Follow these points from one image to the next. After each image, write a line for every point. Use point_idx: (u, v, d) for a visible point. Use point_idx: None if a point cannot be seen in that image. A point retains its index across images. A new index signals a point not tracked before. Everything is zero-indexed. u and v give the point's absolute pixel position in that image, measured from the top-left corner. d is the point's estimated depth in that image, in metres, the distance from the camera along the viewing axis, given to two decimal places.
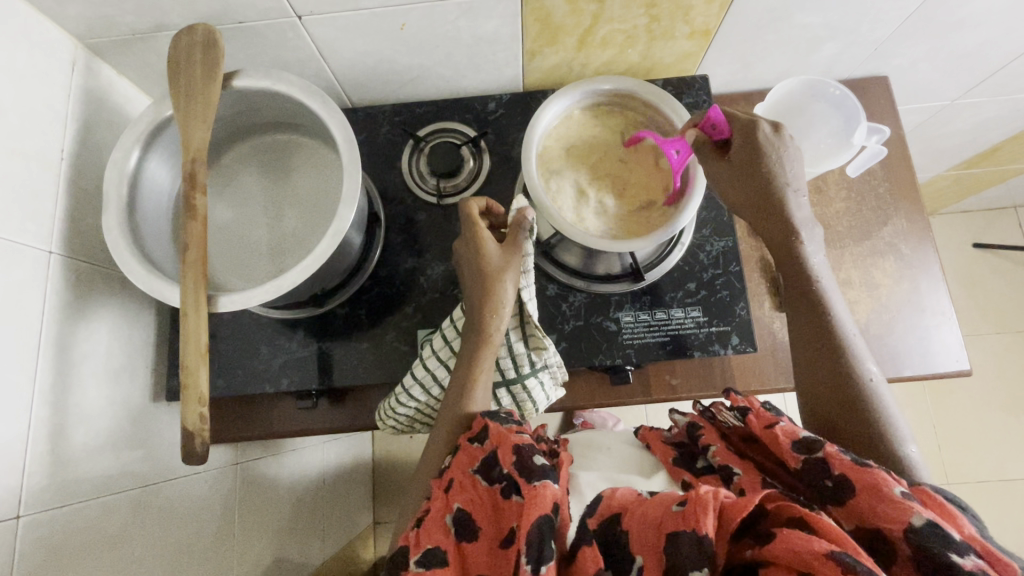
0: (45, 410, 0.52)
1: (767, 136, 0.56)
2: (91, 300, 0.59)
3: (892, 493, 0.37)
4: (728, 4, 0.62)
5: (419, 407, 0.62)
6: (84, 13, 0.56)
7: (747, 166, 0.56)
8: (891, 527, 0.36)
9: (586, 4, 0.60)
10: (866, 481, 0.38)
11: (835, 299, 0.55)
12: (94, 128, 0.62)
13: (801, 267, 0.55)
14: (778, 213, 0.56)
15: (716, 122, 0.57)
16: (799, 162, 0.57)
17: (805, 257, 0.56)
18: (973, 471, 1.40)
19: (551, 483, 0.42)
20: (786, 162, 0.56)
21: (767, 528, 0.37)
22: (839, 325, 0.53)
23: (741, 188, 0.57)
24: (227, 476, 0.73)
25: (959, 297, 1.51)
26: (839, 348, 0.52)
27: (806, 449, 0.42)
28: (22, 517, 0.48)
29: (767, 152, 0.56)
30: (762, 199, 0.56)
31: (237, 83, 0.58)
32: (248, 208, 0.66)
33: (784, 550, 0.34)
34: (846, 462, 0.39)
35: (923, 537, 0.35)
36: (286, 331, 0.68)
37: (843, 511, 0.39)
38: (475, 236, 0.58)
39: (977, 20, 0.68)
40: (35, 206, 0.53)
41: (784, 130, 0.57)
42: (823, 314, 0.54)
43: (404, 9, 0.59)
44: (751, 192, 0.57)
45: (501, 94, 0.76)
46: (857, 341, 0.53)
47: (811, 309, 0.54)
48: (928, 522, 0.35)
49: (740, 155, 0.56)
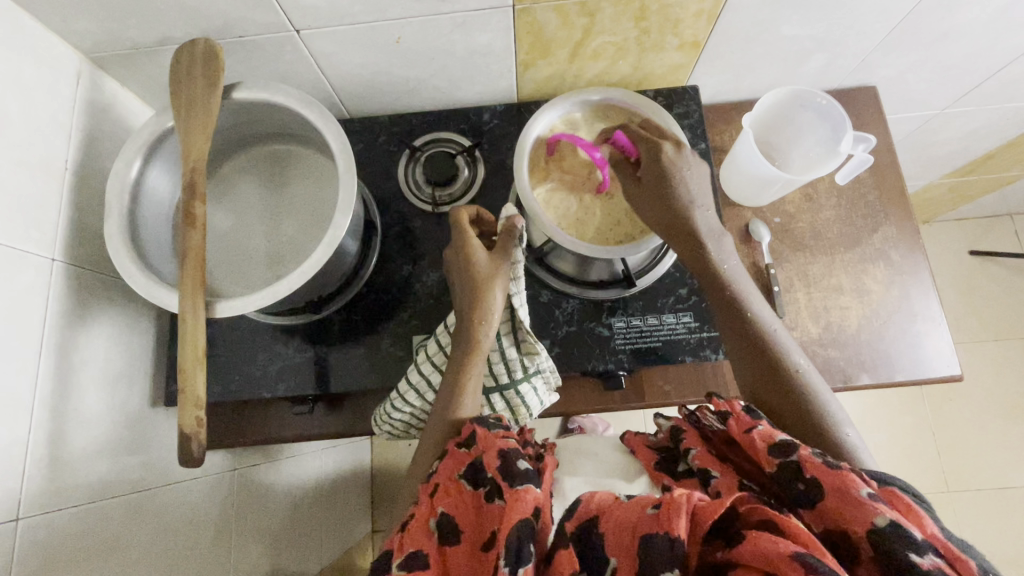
0: (45, 415, 0.53)
1: (669, 155, 0.58)
2: (93, 307, 0.60)
3: (859, 495, 0.38)
4: (716, 17, 0.64)
5: (413, 412, 0.63)
6: (89, 28, 0.58)
7: (653, 185, 0.58)
8: (857, 528, 0.37)
9: (577, 18, 0.62)
10: (834, 483, 0.39)
11: (758, 302, 0.57)
12: (98, 139, 0.63)
13: (718, 276, 0.57)
14: (685, 232, 0.58)
15: (623, 143, 0.62)
16: (703, 181, 0.59)
17: (720, 268, 0.58)
18: (974, 479, 1.40)
19: (534, 487, 0.43)
20: (690, 181, 0.58)
21: (739, 530, 0.38)
22: (764, 325, 0.55)
23: (653, 206, 0.59)
24: (224, 482, 0.74)
25: (956, 304, 1.52)
26: (769, 349, 0.54)
27: (782, 452, 0.43)
28: (21, 520, 0.49)
29: (673, 170, 0.57)
30: (670, 219, 0.58)
31: (236, 95, 0.60)
32: (247, 217, 0.68)
33: (752, 551, 0.35)
34: (817, 464, 0.41)
35: (885, 537, 0.36)
36: (283, 337, 0.69)
37: (813, 514, 0.40)
38: (464, 244, 0.60)
39: (961, 32, 0.69)
40: (39, 214, 0.55)
41: (685, 150, 0.59)
42: (748, 319, 0.55)
43: (400, 23, 0.60)
44: (660, 210, 0.58)
45: (496, 105, 0.77)
46: (782, 336, 0.55)
47: (738, 317, 0.56)
48: (890, 522, 0.36)
49: (648, 173, 0.59)
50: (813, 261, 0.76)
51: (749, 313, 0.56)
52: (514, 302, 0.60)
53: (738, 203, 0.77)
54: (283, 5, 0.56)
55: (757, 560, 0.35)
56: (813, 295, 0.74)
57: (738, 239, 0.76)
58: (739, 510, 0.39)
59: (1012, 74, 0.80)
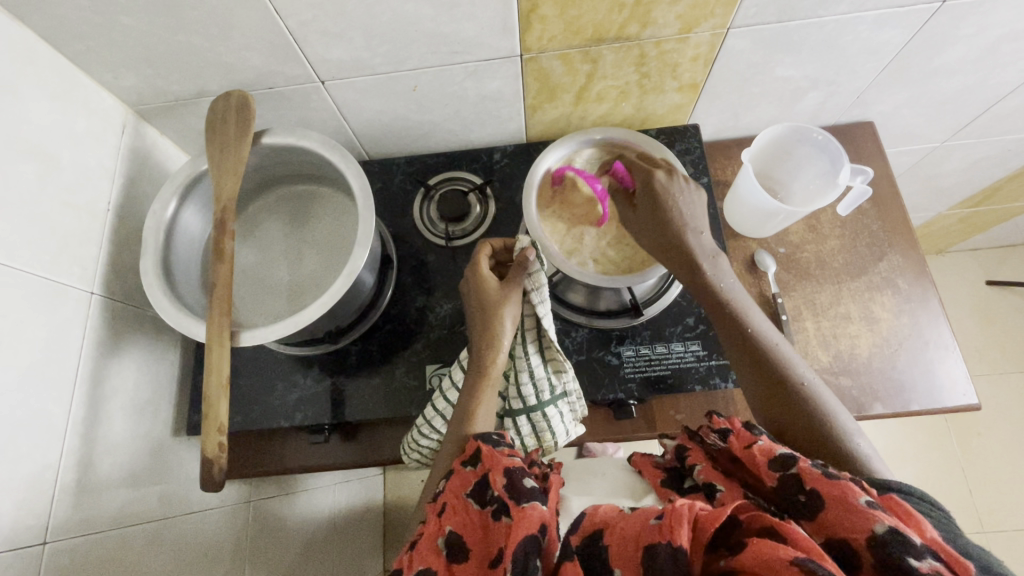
0: (77, 441, 0.56)
1: (660, 181, 0.60)
2: (125, 338, 0.63)
3: (858, 503, 0.38)
4: (712, 60, 0.67)
5: (441, 439, 0.64)
6: (136, 83, 0.64)
7: (649, 213, 0.61)
8: (856, 536, 0.37)
9: (580, 64, 0.66)
10: (834, 493, 0.40)
11: (754, 312, 0.58)
12: (137, 182, 0.68)
13: (721, 295, 0.58)
14: (684, 252, 0.59)
15: (620, 172, 0.66)
16: (697, 204, 0.60)
17: (717, 287, 0.58)
18: (1010, 518, 1.34)
19: (539, 504, 0.44)
20: (684, 203, 0.60)
21: (740, 537, 0.38)
22: (760, 336, 0.56)
23: (650, 232, 0.61)
24: (239, 512, 0.75)
25: (977, 335, 1.49)
26: (758, 346, 0.55)
27: (781, 466, 0.44)
28: (48, 543, 0.51)
29: (665, 198, 0.60)
30: (667, 242, 0.60)
31: (265, 140, 0.65)
32: (271, 251, 0.72)
33: (752, 558, 0.35)
34: (816, 476, 0.41)
35: (883, 543, 0.36)
36: (301, 367, 0.72)
37: (814, 526, 0.40)
38: (475, 272, 0.64)
39: (953, 69, 0.72)
40: (82, 251, 0.59)
41: (677, 175, 0.61)
42: (748, 336, 0.56)
43: (416, 72, 0.65)
44: (660, 238, 0.60)
45: (506, 145, 0.82)
46: (785, 349, 0.56)
47: (751, 348, 0.56)
48: (890, 529, 0.36)
49: (642, 202, 0.61)
50: (820, 290, 0.77)
51: (747, 326, 0.57)
52: (537, 312, 0.62)
53: (742, 234, 0.79)
54: (310, 59, 0.62)
55: (757, 565, 0.35)
56: (822, 324, 0.75)
57: (743, 271, 0.78)
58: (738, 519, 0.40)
59: (1008, 108, 0.82)
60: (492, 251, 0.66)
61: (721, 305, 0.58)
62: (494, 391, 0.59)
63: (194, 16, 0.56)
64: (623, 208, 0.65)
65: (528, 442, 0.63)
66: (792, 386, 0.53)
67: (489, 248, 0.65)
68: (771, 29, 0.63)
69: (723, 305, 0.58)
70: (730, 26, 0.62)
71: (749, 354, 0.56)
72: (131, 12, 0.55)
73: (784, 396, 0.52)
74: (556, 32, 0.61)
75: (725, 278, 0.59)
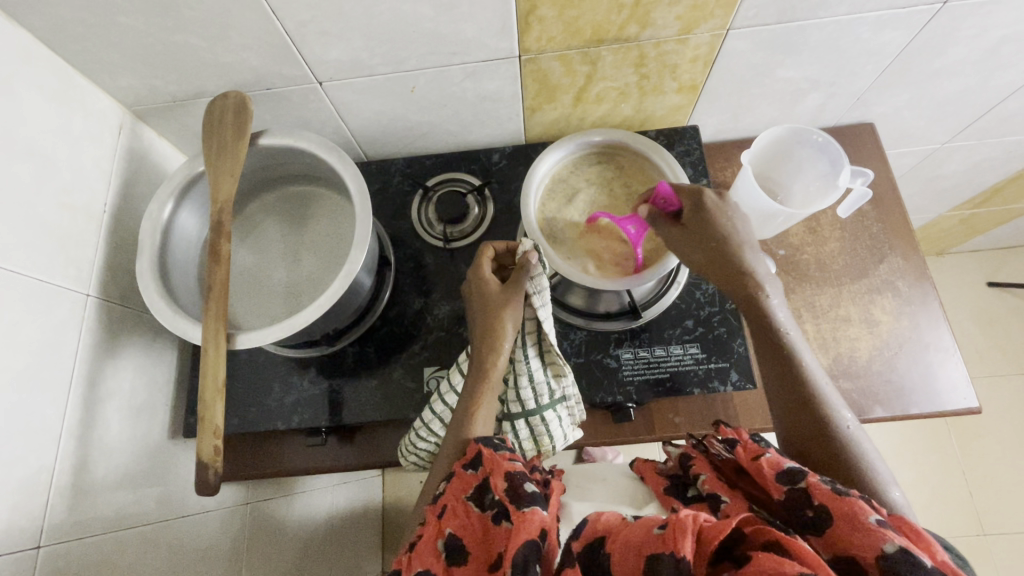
0: (72, 443, 0.56)
1: (712, 202, 0.60)
2: (121, 340, 0.63)
3: (868, 521, 0.38)
4: (711, 61, 0.67)
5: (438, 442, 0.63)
6: (133, 83, 0.63)
7: (699, 230, 0.60)
8: (864, 554, 0.37)
9: (579, 66, 0.66)
10: (843, 509, 0.39)
11: (802, 347, 0.56)
12: (134, 182, 0.68)
13: (772, 321, 0.57)
14: (735, 268, 0.59)
15: (665, 196, 0.62)
16: (747, 224, 0.61)
17: (770, 311, 0.58)
18: (1010, 521, 1.33)
19: (540, 509, 0.44)
20: (737, 221, 0.60)
21: (746, 551, 0.38)
22: (810, 373, 0.55)
23: (693, 250, 0.60)
24: (236, 515, 0.74)
25: (978, 336, 1.49)
26: (800, 382, 0.54)
27: (789, 479, 0.43)
28: (42, 547, 0.51)
29: (717, 217, 0.60)
30: (715, 259, 0.59)
31: (262, 142, 0.64)
32: (269, 252, 0.71)
33: (758, 573, 0.35)
34: (824, 491, 0.40)
35: (893, 563, 0.35)
36: (298, 369, 0.71)
37: (822, 542, 0.40)
38: (479, 277, 0.63)
39: (954, 70, 0.72)
40: (79, 253, 0.59)
41: (726, 196, 0.62)
42: (795, 373, 0.55)
43: (414, 73, 0.65)
44: (708, 255, 0.60)
45: (505, 146, 0.81)
46: (830, 391, 0.54)
47: (795, 382, 0.54)
48: (900, 549, 0.36)
49: (692, 219, 0.60)
50: (819, 292, 0.76)
51: (795, 359, 0.55)
52: (538, 316, 0.61)
53: None
54: (308, 59, 0.61)
55: None
56: (821, 326, 0.75)
57: None
58: (743, 531, 0.39)
59: (1009, 110, 0.82)
60: (494, 253, 0.65)
61: (771, 332, 0.57)
62: (494, 395, 0.59)
63: (191, 17, 0.56)
64: (660, 227, 0.63)
65: (527, 446, 0.63)
66: (834, 427, 0.52)
67: (492, 250, 0.65)
68: (772, 30, 0.62)
69: (771, 331, 0.57)
70: (731, 27, 0.62)
71: (791, 389, 0.54)
72: (128, 12, 0.55)
73: (823, 435, 0.51)
74: (555, 33, 0.61)
75: (776, 302, 0.58)
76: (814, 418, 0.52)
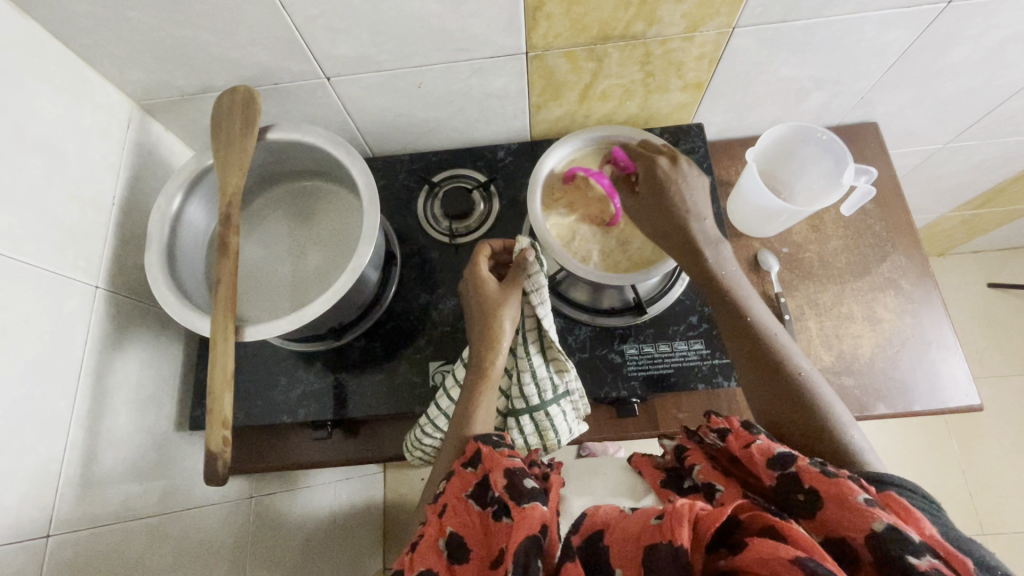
0: (80, 434, 0.56)
1: (664, 168, 0.63)
2: (128, 332, 0.64)
3: (857, 501, 0.38)
4: (716, 59, 0.67)
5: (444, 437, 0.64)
6: (143, 78, 0.64)
7: (652, 198, 0.63)
8: (855, 534, 0.37)
9: (586, 63, 0.66)
10: (832, 491, 0.40)
11: (755, 302, 0.59)
12: (142, 176, 0.68)
13: (720, 280, 0.60)
14: (687, 237, 0.61)
15: (622, 159, 0.68)
16: (699, 193, 0.63)
17: (718, 273, 0.60)
18: (1010, 520, 1.34)
19: (540, 505, 0.44)
20: (687, 189, 0.62)
21: (740, 537, 0.38)
22: (763, 327, 0.57)
23: (652, 217, 0.63)
24: (241, 508, 0.75)
25: (979, 337, 1.49)
26: (756, 335, 0.57)
27: (780, 464, 0.44)
28: (51, 536, 0.51)
29: (668, 183, 0.63)
30: (671, 225, 0.62)
31: (270, 137, 0.65)
32: (275, 247, 0.72)
33: (755, 558, 0.35)
34: (815, 474, 0.41)
35: (882, 540, 0.36)
36: (304, 363, 0.72)
37: (813, 525, 0.40)
38: (475, 274, 0.64)
39: (958, 70, 0.72)
40: (87, 245, 0.59)
41: (680, 161, 0.64)
42: (749, 326, 0.57)
43: (421, 69, 0.65)
44: (660, 223, 0.63)
45: (510, 143, 0.82)
46: (785, 339, 0.57)
47: (747, 334, 0.57)
48: (888, 526, 0.36)
49: (645, 187, 0.64)
50: (822, 290, 0.77)
51: (749, 316, 0.58)
52: (538, 313, 0.62)
53: (746, 234, 0.79)
54: (316, 55, 0.62)
55: (759, 566, 0.35)
56: (825, 324, 0.75)
57: (747, 270, 0.78)
58: (739, 518, 0.40)
59: (1012, 110, 0.82)
60: (491, 252, 0.66)
61: (721, 295, 0.59)
62: (495, 391, 0.59)
63: (202, 11, 0.56)
64: (624, 195, 0.67)
65: (531, 441, 0.63)
66: (791, 375, 0.54)
67: (488, 248, 0.65)
68: (776, 29, 0.63)
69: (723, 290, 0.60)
70: (736, 25, 0.62)
71: (750, 343, 0.57)
72: (138, 6, 0.55)
73: (783, 387, 0.53)
74: (562, 30, 0.61)
75: (723, 262, 0.61)
76: (770, 367, 0.55)
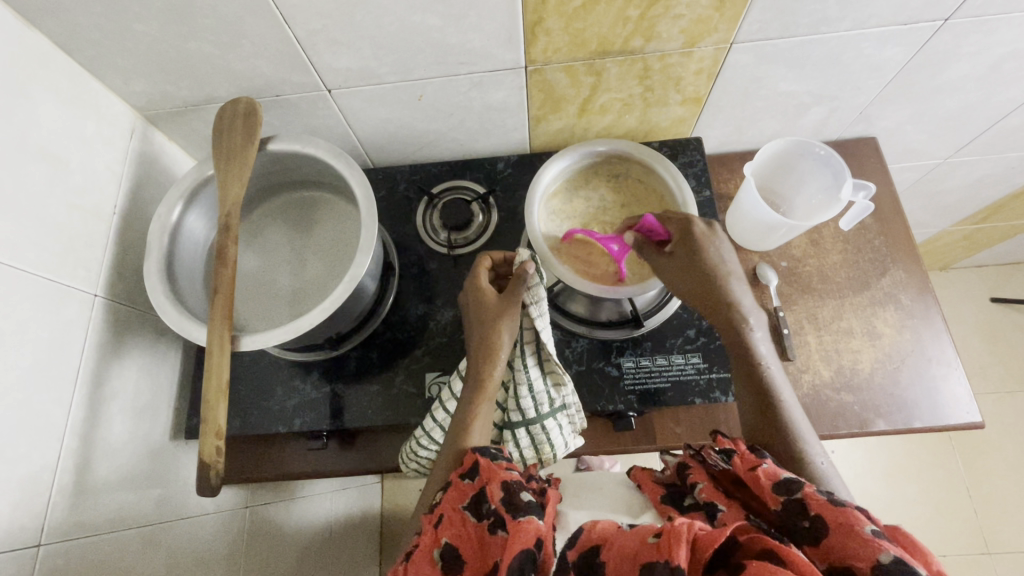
0: (75, 442, 0.56)
1: (700, 230, 0.60)
2: (126, 340, 0.64)
3: (863, 531, 0.38)
4: (715, 75, 0.68)
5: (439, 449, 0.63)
6: (146, 88, 0.65)
7: (688, 260, 0.60)
8: (859, 564, 0.37)
9: (585, 77, 0.67)
10: (838, 519, 0.39)
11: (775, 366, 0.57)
12: (144, 185, 0.69)
13: (753, 352, 0.57)
14: (722, 301, 0.59)
15: (651, 227, 0.63)
16: (733, 253, 0.61)
17: (749, 338, 0.58)
18: (1014, 539, 1.32)
19: (536, 518, 0.44)
20: (723, 251, 0.60)
21: (740, 560, 0.37)
22: (773, 382, 0.56)
23: (687, 279, 0.60)
24: (235, 518, 0.74)
25: (982, 352, 1.48)
26: (758, 377, 0.56)
27: (786, 490, 0.43)
28: (43, 544, 0.51)
29: (705, 246, 0.60)
30: (708, 292, 0.59)
31: (271, 147, 0.65)
32: (275, 256, 0.72)
33: None
34: (821, 501, 0.41)
35: (888, 573, 0.35)
36: (301, 373, 0.72)
37: (816, 551, 0.40)
38: (477, 288, 0.64)
39: (956, 86, 0.72)
40: (88, 253, 0.59)
41: (717, 226, 0.62)
42: (761, 380, 0.56)
43: (421, 83, 0.66)
44: (697, 287, 0.60)
45: (509, 155, 0.82)
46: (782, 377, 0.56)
47: (746, 368, 0.57)
48: (894, 559, 0.35)
49: (679, 249, 0.61)
50: (821, 304, 0.76)
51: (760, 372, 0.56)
52: (536, 326, 0.62)
53: (745, 248, 0.79)
54: (317, 67, 0.62)
55: None
56: (824, 338, 0.75)
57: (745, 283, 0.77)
58: (739, 539, 0.39)
59: (1011, 126, 0.82)
60: (492, 264, 0.66)
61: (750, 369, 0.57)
62: (491, 405, 0.59)
63: (206, 24, 0.57)
64: (648, 258, 0.63)
65: (527, 455, 0.63)
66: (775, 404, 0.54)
67: (488, 260, 0.66)
68: (773, 45, 0.63)
69: (748, 361, 0.57)
70: (734, 41, 0.63)
71: (745, 370, 0.57)
72: (143, 19, 0.56)
73: (766, 411, 0.54)
74: (561, 44, 0.61)
75: (758, 333, 0.58)
76: (759, 394, 0.55)
